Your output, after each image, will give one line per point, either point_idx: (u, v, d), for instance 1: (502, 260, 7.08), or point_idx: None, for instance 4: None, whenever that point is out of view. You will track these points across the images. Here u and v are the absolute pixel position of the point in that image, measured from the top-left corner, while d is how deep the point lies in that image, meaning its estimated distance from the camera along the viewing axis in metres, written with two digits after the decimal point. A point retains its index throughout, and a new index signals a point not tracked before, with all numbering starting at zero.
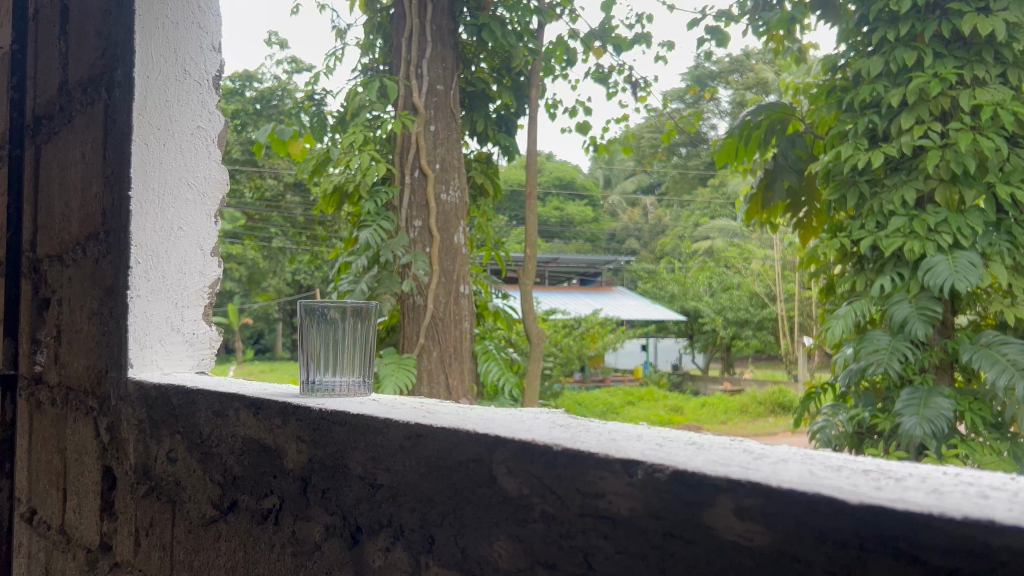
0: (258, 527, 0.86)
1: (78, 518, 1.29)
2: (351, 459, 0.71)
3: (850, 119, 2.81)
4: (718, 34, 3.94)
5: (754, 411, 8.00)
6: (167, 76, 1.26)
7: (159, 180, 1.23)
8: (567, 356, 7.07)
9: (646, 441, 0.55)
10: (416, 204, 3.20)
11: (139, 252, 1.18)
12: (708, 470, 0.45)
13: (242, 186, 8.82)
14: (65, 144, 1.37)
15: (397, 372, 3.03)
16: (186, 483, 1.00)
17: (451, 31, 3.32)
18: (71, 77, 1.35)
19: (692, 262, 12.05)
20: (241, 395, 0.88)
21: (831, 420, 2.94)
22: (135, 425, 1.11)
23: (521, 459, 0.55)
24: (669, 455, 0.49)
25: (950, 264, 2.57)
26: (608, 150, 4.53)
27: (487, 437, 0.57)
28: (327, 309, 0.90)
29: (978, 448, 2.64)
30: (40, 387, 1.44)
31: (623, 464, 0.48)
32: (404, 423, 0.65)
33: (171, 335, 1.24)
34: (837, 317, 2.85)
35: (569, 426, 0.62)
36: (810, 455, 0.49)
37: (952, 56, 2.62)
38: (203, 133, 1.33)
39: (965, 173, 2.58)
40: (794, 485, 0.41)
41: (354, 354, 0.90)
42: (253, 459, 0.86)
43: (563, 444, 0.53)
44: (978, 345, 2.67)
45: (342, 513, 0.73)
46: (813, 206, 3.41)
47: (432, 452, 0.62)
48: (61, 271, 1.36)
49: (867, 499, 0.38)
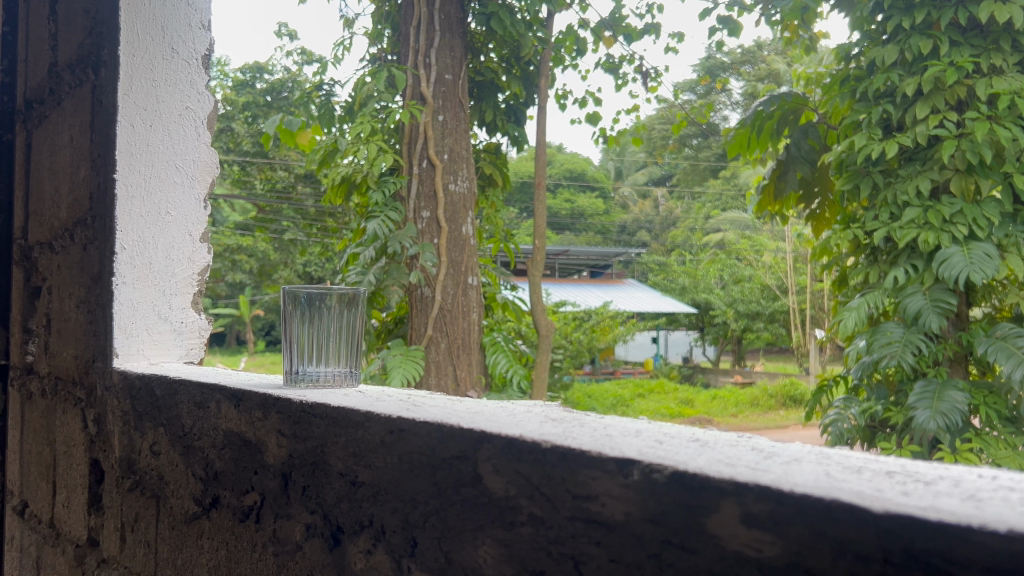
0: (240, 525, 0.81)
1: (66, 512, 1.25)
2: (331, 455, 0.66)
3: (864, 109, 2.74)
4: (729, 24, 3.89)
5: (766, 403, 8.12)
6: (155, 54, 1.20)
7: (146, 163, 1.19)
8: (576, 349, 7.10)
9: (645, 436, 0.50)
10: (425, 195, 3.15)
11: (124, 237, 1.14)
12: (711, 471, 0.40)
13: (253, 178, 8.84)
14: (54, 127, 1.33)
15: (404, 363, 3.00)
16: (169, 477, 0.96)
17: (460, 19, 3.27)
18: (60, 58, 1.31)
19: (704, 254, 12.02)
20: (221, 386, 0.83)
21: (843, 413, 2.88)
22: (120, 417, 1.07)
23: (508, 456, 0.50)
24: (669, 454, 0.44)
25: (965, 256, 2.50)
26: (618, 141, 4.49)
27: (471, 432, 0.53)
28: (314, 295, 0.86)
29: (992, 443, 2.58)
30: (32, 377, 1.40)
31: (617, 463, 0.43)
32: (386, 416, 0.60)
33: (158, 324, 1.19)
34: (850, 309, 2.79)
35: (562, 419, 0.57)
36: (826, 453, 0.44)
37: (969, 45, 2.55)
38: (192, 113, 1.28)
39: (981, 163, 2.52)
40: (809, 490, 0.36)
41: (340, 344, 0.85)
42: (233, 453, 0.82)
43: (551, 440, 0.48)
44: (993, 337, 2.60)
45: (322, 512, 0.68)
46: (826, 197, 3.37)
47: (414, 447, 0.57)
48: (51, 258, 1.32)
49: (893, 507, 0.33)
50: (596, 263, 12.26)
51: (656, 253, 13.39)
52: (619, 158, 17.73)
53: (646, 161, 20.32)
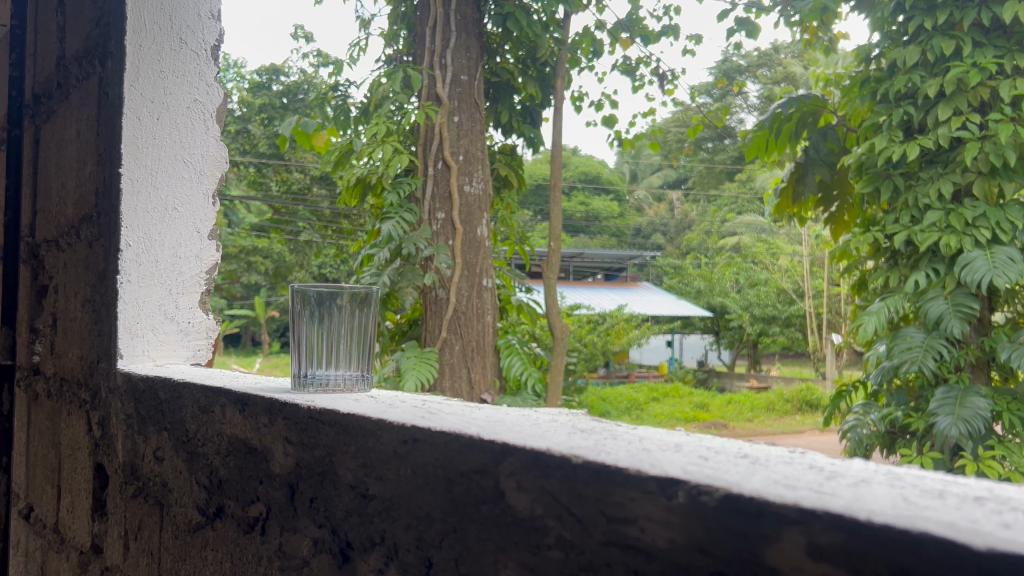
0: (245, 537, 0.77)
1: (71, 518, 1.21)
2: (341, 465, 0.62)
3: (884, 110, 2.68)
4: (747, 26, 3.83)
5: (782, 408, 7.95)
6: (163, 45, 1.16)
7: (152, 157, 1.15)
8: (591, 352, 7.01)
9: (688, 451, 0.44)
10: (439, 196, 3.11)
11: (130, 233, 1.10)
12: (772, 494, 0.35)
13: (268, 179, 8.83)
14: (62, 122, 1.29)
15: (419, 365, 2.96)
16: (173, 484, 0.91)
17: (476, 21, 3.22)
18: (68, 51, 1.27)
19: (719, 259, 11.93)
20: (227, 389, 0.79)
21: (863, 419, 2.82)
22: (123, 420, 1.03)
23: (533, 471, 0.45)
24: (718, 472, 0.39)
25: (988, 260, 2.45)
26: (634, 144, 4.43)
27: (494, 443, 0.48)
28: (324, 294, 0.81)
29: (1015, 450, 2.52)
30: (38, 378, 1.36)
31: (659, 483, 0.38)
32: (399, 425, 0.55)
33: (164, 323, 1.16)
34: (869, 313, 2.73)
35: (591, 429, 0.52)
36: (897, 473, 0.39)
37: (992, 46, 2.49)
38: (200, 107, 1.23)
39: (1004, 165, 2.46)
40: (889, 520, 0.31)
41: (351, 347, 0.81)
42: (238, 461, 0.77)
43: (583, 456, 0.43)
44: (1017, 343, 2.53)
45: (331, 526, 0.64)
46: (845, 201, 3.27)
47: (429, 458, 0.53)
48: (58, 256, 1.28)
49: (996, 543, 0.28)
50: (611, 267, 12.20)
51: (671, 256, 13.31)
52: (635, 160, 17.65)
53: (661, 165, 20.25)
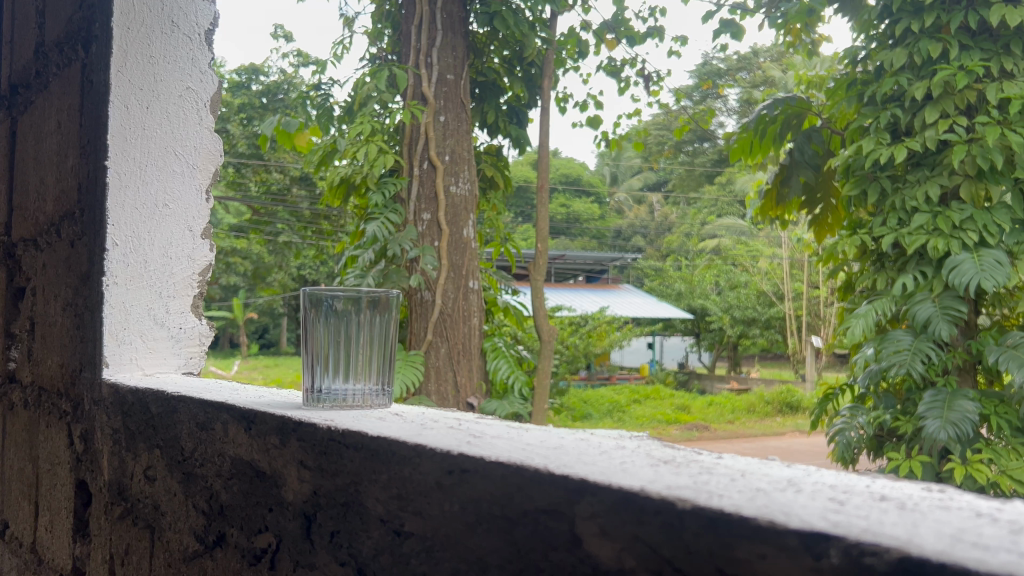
0: (249, 570, 0.69)
1: (49, 538, 1.12)
2: (368, 496, 0.54)
3: (871, 113, 2.61)
4: (733, 27, 3.78)
5: (762, 410, 7.93)
6: (152, 28, 1.08)
7: (141, 149, 1.06)
8: (573, 354, 6.95)
9: (811, 490, 0.37)
10: (425, 196, 3.03)
11: (117, 231, 1.02)
12: (965, 558, 0.27)
13: (247, 180, 8.70)
14: (41, 112, 1.20)
15: (404, 369, 2.85)
16: (167, 508, 0.83)
17: (463, 19, 3.14)
18: (47, 36, 1.18)
19: (700, 261, 11.92)
20: (229, 404, 0.71)
21: (851, 422, 2.75)
22: (109, 435, 0.94)
23: (623, 514, 0.37)
24: (871, 524, 0.32)
25: (975, 263, 2.38)
26: (620, 145, 4.36)
27: (568, 479, 0.40)
28: (335, 299, 0.72)
29: (1003, 453, 2.47)
30: (13, 386, 1.27)
31: (802, 538, 0.31)
32: (443, 452, 0.48)
33: (153, 329, 1.07)
34: (857, 316, 2.63)
35: (673, 459, 0.45)
36: None
37: (978, 49, 2.44)
38: (193, 95, 1.14)
39: (991, 168, 2.42)
40: None
41: (370, 356, 0.73)
42: (243, 485, 0.69)
43: (690, 499, 0.35)
44: (1004, 346, 2.47)
45: (356, 565, 0.56)
46: (829, 203, 3.22)
47: (482, 492, 0.45)
48: (36, 256, 1.19)
49: None
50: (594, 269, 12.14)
51: (652, 259, 13.28)
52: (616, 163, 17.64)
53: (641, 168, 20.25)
